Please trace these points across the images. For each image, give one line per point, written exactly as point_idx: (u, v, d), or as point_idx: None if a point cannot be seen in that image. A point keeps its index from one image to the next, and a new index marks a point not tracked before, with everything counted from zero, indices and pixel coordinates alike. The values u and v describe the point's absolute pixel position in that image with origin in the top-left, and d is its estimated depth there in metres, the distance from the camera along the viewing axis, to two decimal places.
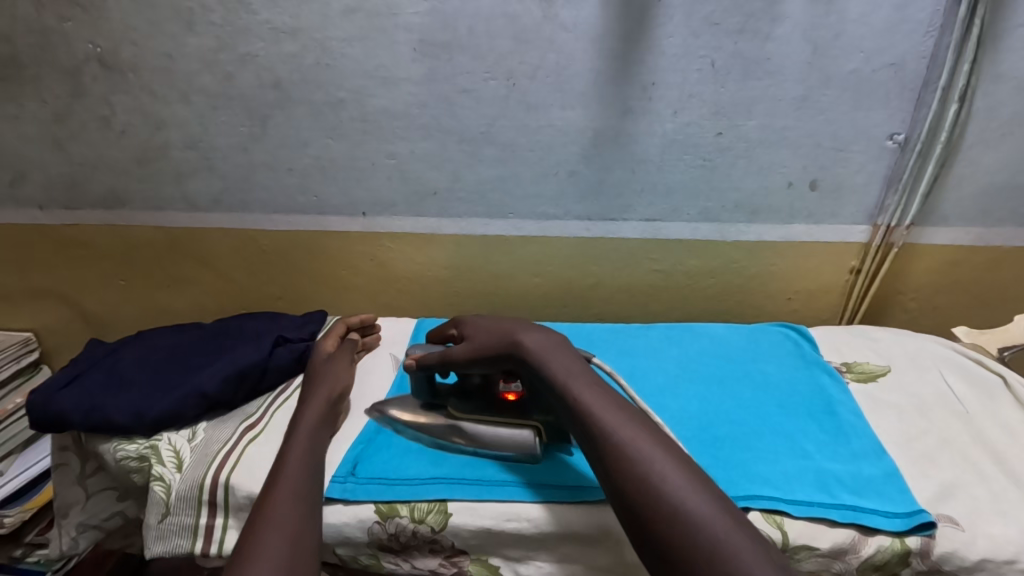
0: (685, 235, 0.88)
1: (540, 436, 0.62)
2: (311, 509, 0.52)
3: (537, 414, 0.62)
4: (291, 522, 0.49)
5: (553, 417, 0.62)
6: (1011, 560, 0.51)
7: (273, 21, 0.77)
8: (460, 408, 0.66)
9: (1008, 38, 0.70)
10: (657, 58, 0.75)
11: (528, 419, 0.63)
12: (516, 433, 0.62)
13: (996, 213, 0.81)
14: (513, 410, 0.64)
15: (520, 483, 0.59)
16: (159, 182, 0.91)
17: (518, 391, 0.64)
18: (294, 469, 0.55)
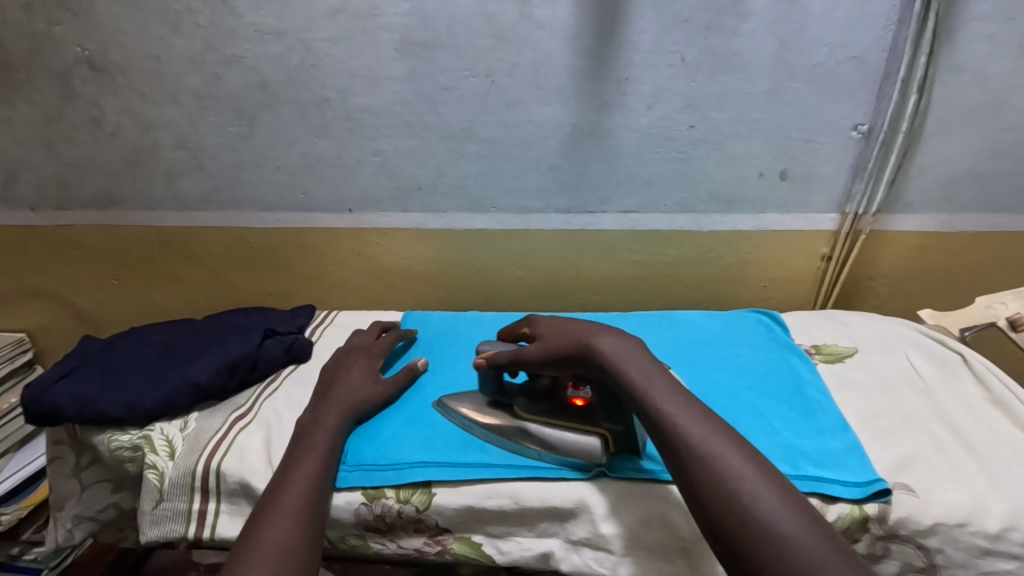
0: (662, 226, 0.90)
1: (608, 445, 0.60)
2: (314, 507, 0.55)
3: (608, 422, 0.61)
4: (295, 524, 0.52)
5: (623, 426, 0.60)
6: (961, 523, 0.53)
7: (258, 24, 0.79)
8: (527, 408, 0.64)
9: (962, 30, 0.73)
10: (630, 54, 0.77)
11: (596, 426, 0.61)
12: (582, 441, 0.60)
13: (958, 200, 0.85)
14: (579, 415, 0.62)
15: (558, 463, 0.61)
16: (150, 182, 0.93)
17: (587, 397, 0.63)
18: (297, 465, 0.59)
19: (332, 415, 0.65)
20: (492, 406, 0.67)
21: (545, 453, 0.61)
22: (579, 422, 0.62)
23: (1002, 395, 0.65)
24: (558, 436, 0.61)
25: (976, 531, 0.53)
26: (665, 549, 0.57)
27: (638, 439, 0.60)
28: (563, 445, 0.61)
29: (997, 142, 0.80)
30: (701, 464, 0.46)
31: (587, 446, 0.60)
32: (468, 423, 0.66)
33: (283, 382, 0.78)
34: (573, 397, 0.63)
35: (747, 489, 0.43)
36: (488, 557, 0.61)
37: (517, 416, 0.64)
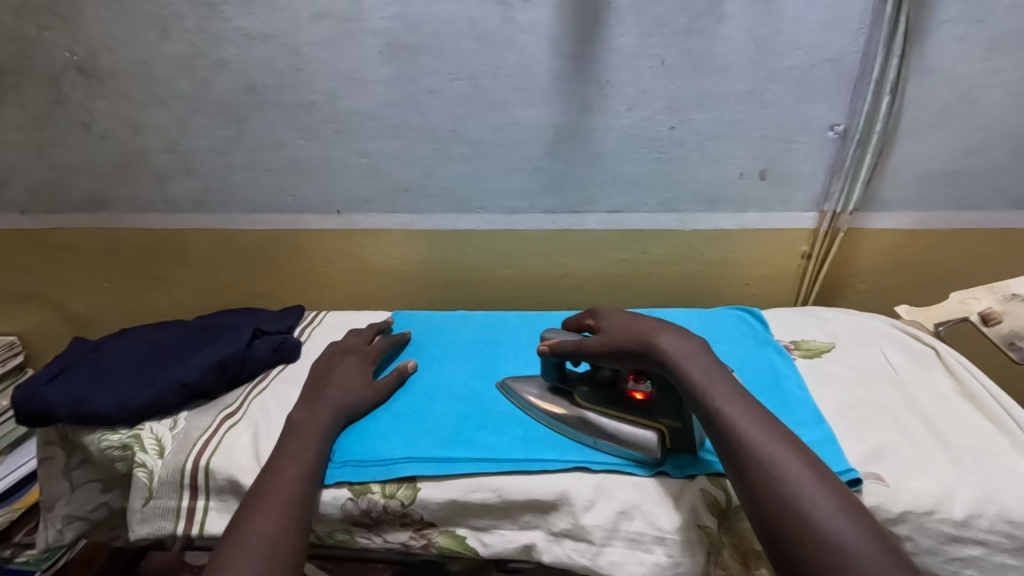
0: (646, 225, 0.92)
1: (665, 440, 0.62)
2: (304, 500, 0.57)
3: (666, 418, 0.62)
4: (285, 517, 0.54)
5: (681, 422, 0.61)
6: (928, 510, 0.55)
7: (245, 28, 0.81)
8: (588, 398, 0.67)
9: (933, 32, 0.75)
10: (611, 57, 0.79)
11: (655, 421, 0.62)
12: (640, 435, 0.62)
13: (933, 198, 0.86)
14: (639, 408, 0.64)
15: (613, 453, 0.63)
16: (140, 184, 0.94)
17: (647, 391, 0.64)
18: (283, 461, 0.60)
19: (320, 412, 0.67)
20: (554, 392, 0.70)
21: (602, 442, 0.64)
22: (639, 416, 0.64)
23: (970, 386, 0.67)
24: (617, 428, 0.64)
25: (943, 518, 0.54)
26: (644, 539, 0.58)
27: (697, 435, 0.60)
28: (622, 437, 0.63)
29: (971, 141, 0.82)
30: (761, 467, 0.47)
31: (644, 440, 0.62)
32: (531, 407, 0.69)
33: (272, 381, 0.79)
34: (632, 392, 0.64)
35: (809, 496, 0.45)
36: (472, 550, 0.62)
37: (577, 404, 0.67)
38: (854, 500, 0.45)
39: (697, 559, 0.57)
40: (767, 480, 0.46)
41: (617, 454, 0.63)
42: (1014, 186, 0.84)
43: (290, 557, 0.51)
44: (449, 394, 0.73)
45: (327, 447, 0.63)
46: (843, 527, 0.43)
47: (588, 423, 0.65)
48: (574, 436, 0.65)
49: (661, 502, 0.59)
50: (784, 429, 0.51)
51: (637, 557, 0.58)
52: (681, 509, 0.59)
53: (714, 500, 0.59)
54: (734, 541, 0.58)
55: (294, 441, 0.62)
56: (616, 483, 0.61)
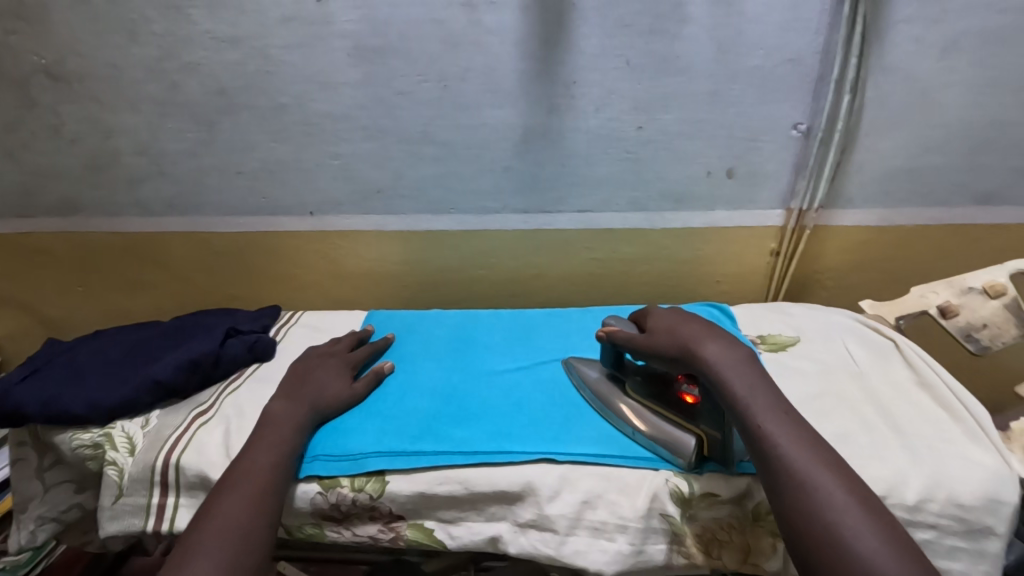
0: (616, 224, 0.93)
1: (701, 448, 0.59)
2: (273, 490, 0.57)
3: (706, 425, 0.59)
4: (252, 507, 0.54)
5: (720, 434, 0.58)
6: (882, 495, 0.56)
7: (213, 31, 0.81)
8: (637, 389, 0.67)
9: (890, 33, 0.77)
10: (577, 58, 0.80)
11: (695, 426, 0.60)
12: (677, 436, 0.60)
13: (896, 195, 0.88)
14: (686, 411, 0.62)
15: (646, 448, 0.62)
16: (112, 188, 0.94)
17: (696, 396, 0.62)
18: (256, 449, 0.60)
19: (290, 407, 0.67)
20: (610, 378, 0.70)
21: (638, 436, 0.63)
22: (682, 418, 0.62)
23: (927, 377, 0.69)
24: (655, 423, 0.63)
25: (896, 503, 0.56)
26: (607, 527, 0.58)
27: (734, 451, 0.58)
28: (658, 432, 0.62)
29: (930, 138, 0.83)
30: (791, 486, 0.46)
31: (678, 441, 0.60)
32: (586, 390, 0.71)
33: (246, 379, 0.79)
34: (683, 393, 0.63)
35: (849, 525, 0.43)
36: (439, 542, 0.62)
37: (628, 395, 0.67)
38: (898, 532, 0.44)
39: (660, 547, 0.58)
40: (804, 499, 0.46)
41: (647, 449, 0.62)
42: (974, 183, 0.86)
43: (254, 547, 0.52)
44: (422, 388, 0.74)
45: (298, 440, 0.63)
46: (848, 541, 0.42)
47: (630, 414, 0.65)
48: (615, 425, 0.66)
49: (624, 492, 0.59)
50: (741, 417, 0.52)
51: (600, 545, 0.58)
52: (643, 497, 0.59)
53: (678, 490, 0.59)
54: (697, 531, 0.58)
55: (263, 435, 0.62)
56: (580, 473, 0.61)
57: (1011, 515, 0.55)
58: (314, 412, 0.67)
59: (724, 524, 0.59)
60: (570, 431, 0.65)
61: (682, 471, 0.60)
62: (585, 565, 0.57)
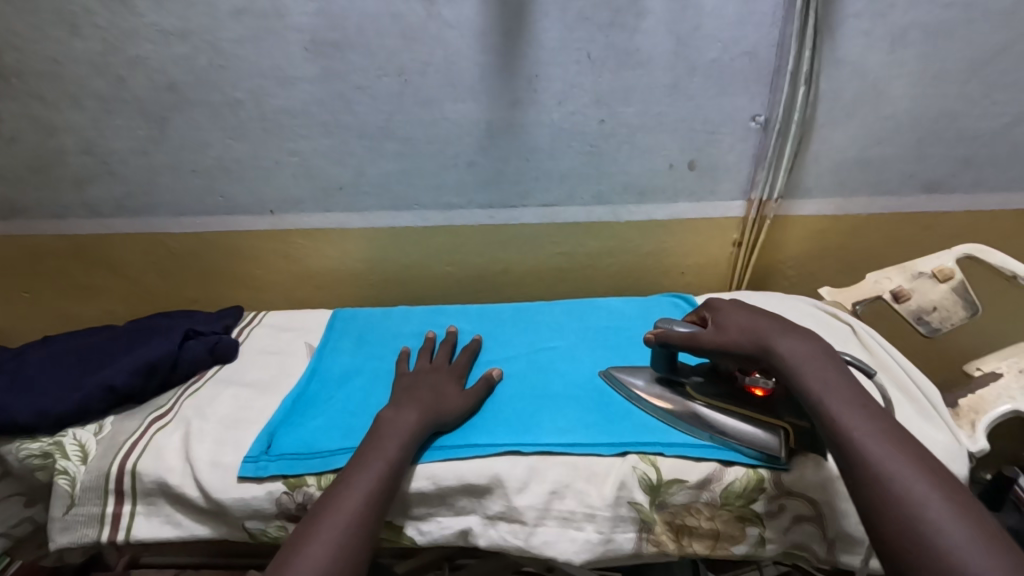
0: (582, 218, 0.94)
1: (788, 440, 0.58)
2: (355, 542, 0.49)
3: (791, 418, 0.57)
4: (332, 559, 0.47)
5: (808, 423, 0.56)
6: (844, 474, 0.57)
7: (160, 24, 0.78)
8: (700, 389, 0.64)
9: (840, 27, 0.79)
10: (537, 52, 0.80)
11: (778, 420, 0.58)
12: (766, 434, 0.58)
13: (851, 185, 0.91)
14: (762, 406, 0.59)
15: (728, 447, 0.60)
16: (57, 188, 0.90)
17: (767, 389, 0.59)
18: (354, 473, 0.54)
19: (405, 414, 0.61)
20: (662, 383, 0.67)
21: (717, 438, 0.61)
22: (762, 414, 0.59)
23: (881, 359, 0.71)
24: (731, 424, 0.60)
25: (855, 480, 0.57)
26: (575, 517, 0.58)
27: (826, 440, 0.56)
28: (737, 433, 0.60)
29: (880, 130, 0.86)
30: None
31: (764, 440, 0.58)
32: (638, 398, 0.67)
33: (207, 381, 0.77)
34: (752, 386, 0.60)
35: None
36: (409, 538, 0.60)
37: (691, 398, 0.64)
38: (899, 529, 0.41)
39: (629, 535, 0.58)
40: None
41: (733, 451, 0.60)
42: (922, 172, 0.89)
43: None
44: (387, 382, 0.74)
45: (405, 459, 0.57)
46: None
47: (701, 419, 0.62)
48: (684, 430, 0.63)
49: (591, 481, 0.59)
50: None
51: (569, 535, 0.58)
52: (611, 485, 0.59)
53: (646, 478, 0.59)
54: (667, 518, 0.59)
55: (369, 448, 0.57)
56: (548, 463, 0.60)
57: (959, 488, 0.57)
58: (431, 421, 0.62)
59: (692, 510, 0.59)
60: (539, 423, 0.65)
61: (664, 457, 0.60)
62: (554, 555, 0.57)
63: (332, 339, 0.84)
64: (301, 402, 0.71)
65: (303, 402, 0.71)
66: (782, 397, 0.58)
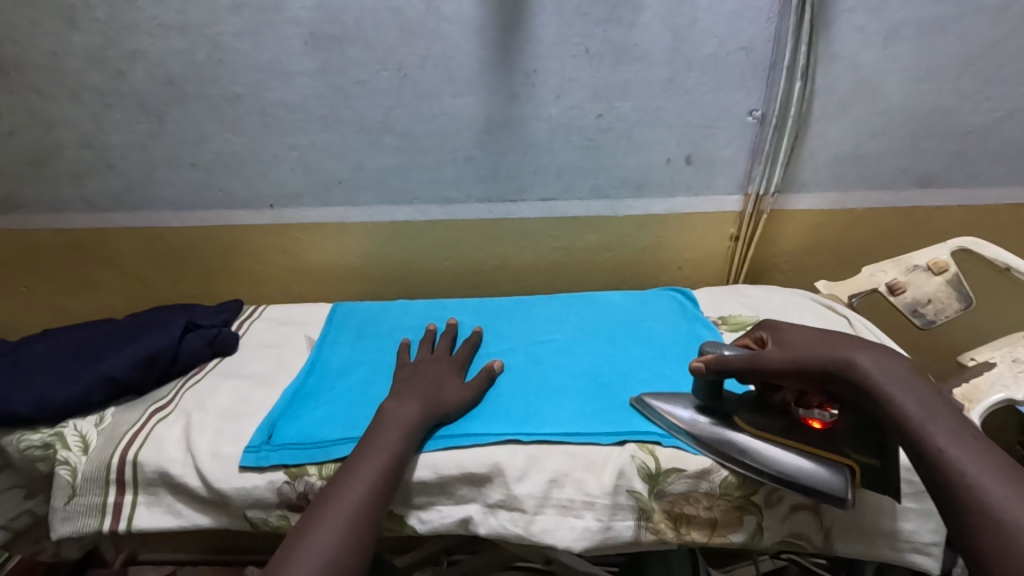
0: (580, 213, 0.94)
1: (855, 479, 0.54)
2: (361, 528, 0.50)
3: (860, 453, 0.54)
4: (338, 544, 0.48)
5: (880, 462, 0.53)
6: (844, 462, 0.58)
7: (160, 18, 0.78)
8: (752, 422, 0.58)
9: (835, 22, 0.79)
10: (535, 47, 0.80)
11: (844, 456, 0.55)
12: (835, 473, 0.54)
13: (846, 179, 0.91)
14: (825, 441, 0.56)
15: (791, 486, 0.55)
16: (55, 183, 0.90)
17: (827, 421, 0.56)
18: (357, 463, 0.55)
19: (406, 406, 0.61)
20: (704, 414, 0.61)
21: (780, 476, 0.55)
22: (824, 448, 0.55)
23: None
24: (795, 463, 0.55)
25: None
26: (574, 505, 0.58)
27: (896, 479, 0.53)
28: (801, 472, 0.55)
29: (875, 124, 0.87)
30: None
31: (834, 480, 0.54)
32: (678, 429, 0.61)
33: (207, 374, 0.77)
34: (812, 418, 0.56)
35: None
36: (410, 527, 0.60)
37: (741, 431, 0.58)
38: None
39: (628, 523, 0.59)
40: None
41: (798, 490, 0.55)
42: (916, 167, 0.90)
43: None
44: (387, 373, 0.74)
45: (406, 450, 0.57)
46: None
47: (757, 454, 0.56)
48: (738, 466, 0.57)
49: (590, 470, 0.60)
50: None
51: (568, 523, 0.58)
52: (610, 474, 0.59)
53: (645, 466, 0.59)
54: (665, 507, 0.59)
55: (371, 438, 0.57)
56: (548, 452, 0.61)
57: None
58: (431, 412, 0.62)
59: (692, 499, 0.59)
60: (537, 413, 0.65)
61: (663, 445, 0.60)
62: (553, 543, 0.58)
63: (332, 333, 0.84)
64: (302, 393, 0.72)
65: (304, 394, 0.72)
66: (846, 432, 0.55)
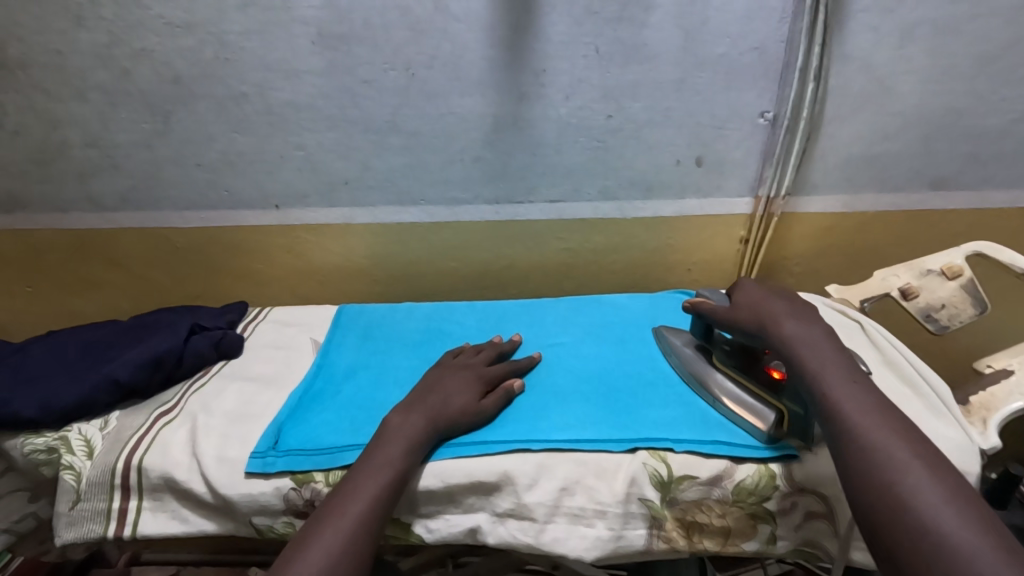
0: (588, 214, 0.93)
1: (781, 424, 0.60)
2: (357, 548, 0.50)
3: (789, 401, 0.59)
4: (332, 565, 0.48)
5: (801, 409, 0.58)
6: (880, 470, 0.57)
7: (166, 16, 0.77)
8: (725, 359, 0.68)
9: (850, 22, 0.78)
10: (545, 46, 0.80)
11: (779, 402, 0.61)
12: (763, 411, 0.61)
13: (858, 181, 0.90)
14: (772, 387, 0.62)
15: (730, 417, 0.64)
16: (60, 182, 0.89)
17: (784, 372, 0.62)
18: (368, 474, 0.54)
19: (415, 415, 0.61)
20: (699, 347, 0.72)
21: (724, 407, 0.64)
22: (769, 393, 0.62)
23: (891, 355, 0.71)
24: (739, 397, 0.64)
25: None
26: (585, 513, 0.58)
27: (812, 427, 0.57)
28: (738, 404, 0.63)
29: (888, 126, 0.86)
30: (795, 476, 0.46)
31: (759, 415, 0.61)
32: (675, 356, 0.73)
33: (212, 377, 0.76)
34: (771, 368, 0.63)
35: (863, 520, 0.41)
36: (418, 536, 0.60)
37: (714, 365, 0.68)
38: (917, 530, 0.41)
39: (640, 532, 0.58)
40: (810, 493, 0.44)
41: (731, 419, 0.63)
42: (929, 169, 0.88)
43: None
44: (395, 377, 0.73)
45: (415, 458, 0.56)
46: None
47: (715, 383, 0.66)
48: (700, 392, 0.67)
49: (601, 477, 0.59)
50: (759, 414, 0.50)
51: (578, 532, 0.57)
52: (621, 482, 0.58)
53: (656, 474, 0.59)
54: (677, 515, 0.58)
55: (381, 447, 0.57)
56: (558, 460, 0.60)
57: (972, 485, 0.57)
58: (440, 419, 0.61)
59: (704, 506, 0.59)
60: (546, 419, 0.64)
61: (674, 452, 0.60)
62: (564, 552, 0.57)
63: (338, 335, 0.83)
64: (308, 396, 0.71)
65: (309, 397, 0.71)
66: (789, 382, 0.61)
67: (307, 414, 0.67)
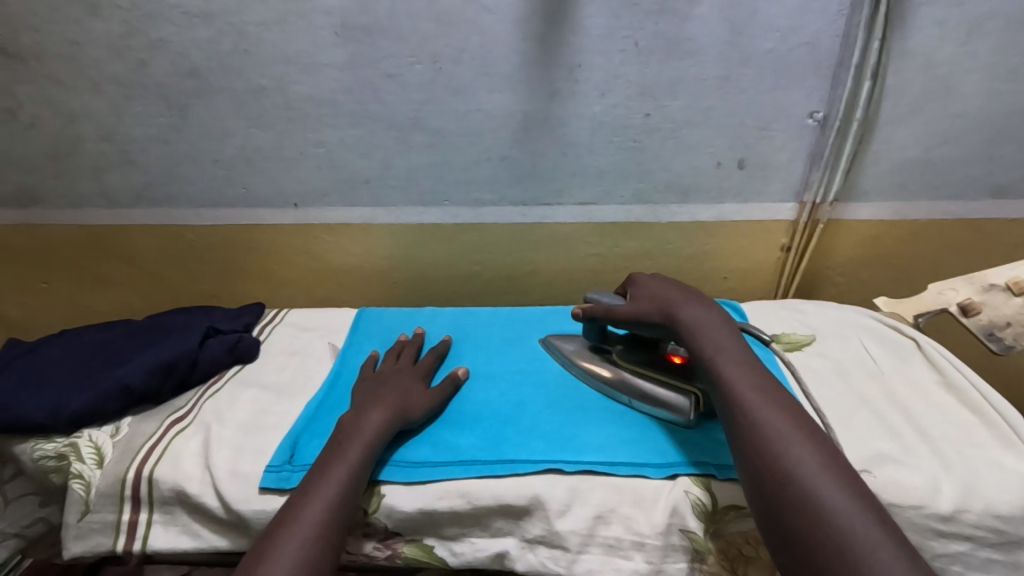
0: (620, 218, 0.89)
1: (697, 405, 0.60)
2: None
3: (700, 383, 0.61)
4: None
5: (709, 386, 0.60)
6: (961, 508, 0.52)
7: (184, 5, 0.74)
8: (625, 356, 0.68)
9: (913, 14, 0.72)
10: (581, 39, 0.75)
11: (690, 385, 0.62)
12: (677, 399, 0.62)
13: (912, 187, 0.84)
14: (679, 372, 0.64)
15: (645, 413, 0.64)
16: (75, 176, 0.87)
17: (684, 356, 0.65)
18: None
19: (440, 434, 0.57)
20: (592, 351, 0.71)
21: (636, 402, 0.64)
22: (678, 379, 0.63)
23: (952, 378, 0.65)
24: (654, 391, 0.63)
25: (970, 516, 0.52)
26: (622, 544, 0.53)
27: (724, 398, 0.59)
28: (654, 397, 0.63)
29: (949, 128, 0.79)
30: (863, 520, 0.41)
31: (674, 402, 0.62)
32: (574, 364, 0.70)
33: (227, 383, 0.73)
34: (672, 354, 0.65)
35: None
36: (439, 560, 0.55)
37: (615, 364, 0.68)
38: None
39: (681, 565, 0.53)
40: None
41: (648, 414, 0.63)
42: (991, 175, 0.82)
43: None
44: None
45: None
46: None
47: (623, 381, 0.66)
48: (610, 395, 0.66)
49: (639, 505, 0.55)
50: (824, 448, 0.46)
51: (614, 564, 0.53)
52: (661, 511, 0.54)
53: (700, 502, 0.54)
54: (722, 547, 0.53)
55: None
56: (591, 484, 0.56)
57: None
58: None
59: (751, 539, 0.54)
60: (577, 437, 0.60)
61: (720, 478, 0.55)
62: None
63: (358, 341, 0.80)
64: (324, 407, 0.67)
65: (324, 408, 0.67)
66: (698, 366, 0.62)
67: (323, 427, 0.64)
